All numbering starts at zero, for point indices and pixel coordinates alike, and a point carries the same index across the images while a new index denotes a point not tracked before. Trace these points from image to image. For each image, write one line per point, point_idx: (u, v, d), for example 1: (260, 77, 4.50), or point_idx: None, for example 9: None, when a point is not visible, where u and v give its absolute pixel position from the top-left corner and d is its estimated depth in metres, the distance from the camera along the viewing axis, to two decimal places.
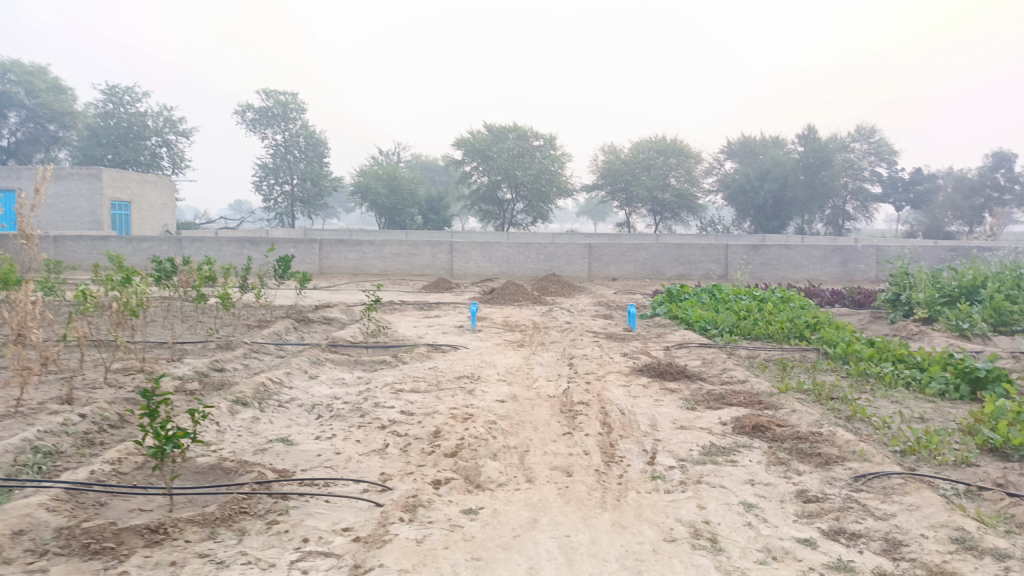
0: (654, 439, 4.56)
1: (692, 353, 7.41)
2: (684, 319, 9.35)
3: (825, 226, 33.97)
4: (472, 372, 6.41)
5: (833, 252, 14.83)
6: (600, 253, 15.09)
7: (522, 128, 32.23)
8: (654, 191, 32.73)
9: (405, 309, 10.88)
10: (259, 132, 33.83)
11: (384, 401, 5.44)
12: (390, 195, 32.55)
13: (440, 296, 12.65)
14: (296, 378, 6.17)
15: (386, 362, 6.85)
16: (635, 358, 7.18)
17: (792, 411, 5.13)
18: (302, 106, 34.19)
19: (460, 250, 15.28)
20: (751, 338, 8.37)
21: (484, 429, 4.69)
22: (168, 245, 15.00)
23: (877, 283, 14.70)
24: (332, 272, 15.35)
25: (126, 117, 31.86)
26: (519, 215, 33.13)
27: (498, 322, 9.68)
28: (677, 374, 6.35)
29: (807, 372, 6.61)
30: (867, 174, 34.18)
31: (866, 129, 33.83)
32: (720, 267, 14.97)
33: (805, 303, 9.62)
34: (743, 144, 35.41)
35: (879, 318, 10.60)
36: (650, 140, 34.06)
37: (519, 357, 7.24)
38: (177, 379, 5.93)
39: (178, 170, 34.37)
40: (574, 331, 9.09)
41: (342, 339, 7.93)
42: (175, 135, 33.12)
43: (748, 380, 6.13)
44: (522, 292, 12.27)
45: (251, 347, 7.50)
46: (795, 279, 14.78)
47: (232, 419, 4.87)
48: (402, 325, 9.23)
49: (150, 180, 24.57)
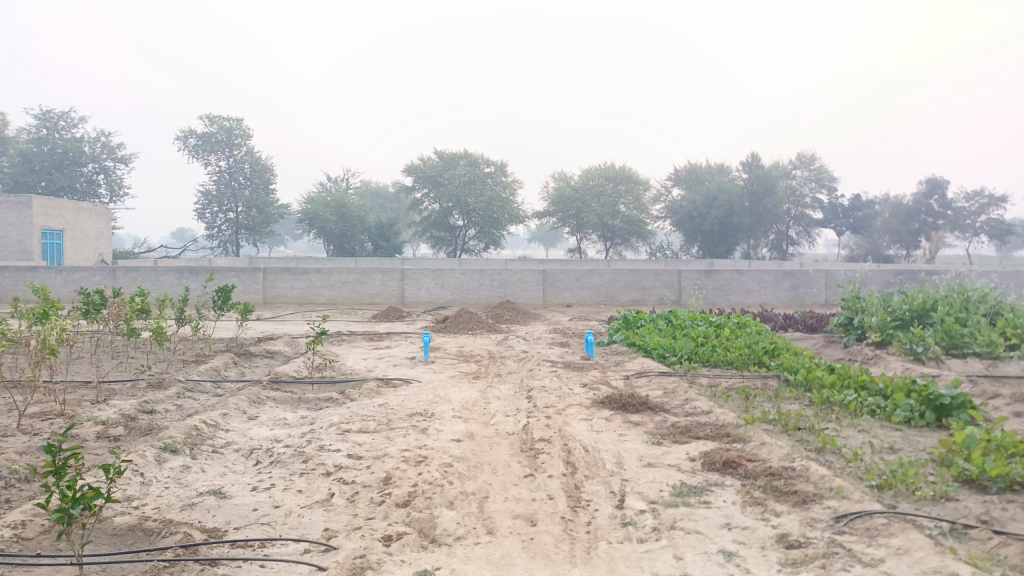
0: (621, 480, 4.27)
1: (652, 383, 7.19)
2: (642, 347, 9.16)
3: (770, 251, 34.65)
4: (425, 408, 6.04)
5: (783, 276, 14.94)
6: (554, 280, 14.90)
7: (473, 155, 32.15)
8: (605, 217, 32.92)
9: (354, 340, 10.43)
10: (203, 158, 32.91)
11: (330, 444, 5.03)
12: (339, 222, 31.93)
13: (390, 325, 12.22)
14: (233, 420, 5.70)
15: (332, 399, 6.43)
16: (595, 389, 6.91)
17: (761, 444, 4.92)
18: (247, 132, 33.42)
19: (411, 278, 14.89)
20: (711, 365, 8.20)
21: (438, 473, 4.33)
22: (101, 275, 14.21)
23: (827, 307, 14.85)
24: (277, 302, 14.76)
25: (61, 143, 30.61)
26: (471, 241, 32.86)
27: (452, 352, 9.32)
28: (639, 406, 6.09)
29: (771, 400, 6.43)
30: (809, 200, 35.09)
31: (807, 156, 34.81)
32: (673, 293, 14.92)
33: (761, 328, 9.53)
34: (690, 171, 36.02)
35: (832, 343, 10.61)
36: (599, 167, 34.36)
37: (474, 390, 6.90)
38: (100, 425, 5.40)
39: (116, 197, 33.11)
40: (531, 360, 8.79)
41: (285, 374, 7.46)
42: (113, 162, 31.94)
43: (712, 411, 5.91)
44: (476, 320, 11.94)
45: (186, 385, 6.97)
46: (747, 304, 14.82)
47: (159, 470, 4.40)
48: (351, 358, 8.79)
49: (85, 207, 23.52)
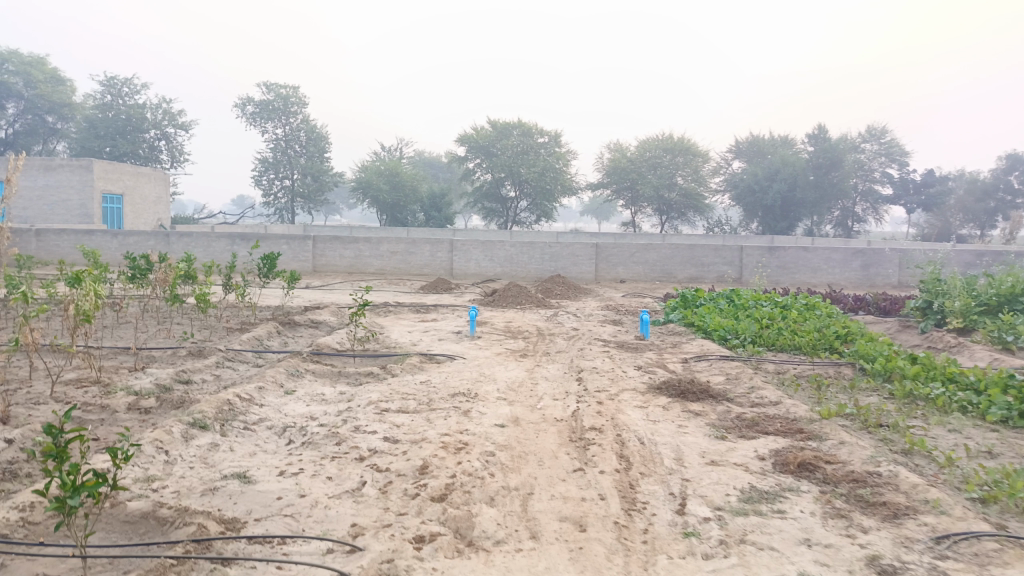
0: (682, 480, 3.83)
1: (713, 368, 6.68)
2: (701, 328, 8.62)
3: (834, 228, 33.20)
4: (469, 388, 5.68)
5: (853, 255, 14.08)
6: (608, 254, 14.36)
7: (526, 125, 31.53)
8: (661, 190, 31.97)
9: (401, 312, 10.16)
10: (259, 126, 33.10)
11: (366, 424, 4.73)
12: (392, 192, 31.82)
13: (438, 298, 11.93)
14: (269, 394, 5.44)
15: (373, 374, 6.13)
16: (651, 373, 6.45)
17: (840, 443, 4.39)
18: (303, 99, 33.45)
19: (460, 249, 14.55)
20: (776, 350, 7.64)
21: (479, 464, 3.96)
22: (155, 240, 14.30)
23: (899, 288, 13.95)
24: (326, 271, 14.64)
25: (124, 109, 31.17)
26: (523, 213, 32.41)
27: (500, 328, 8.95)
28: (699, 394, 5.61)
29: (845, 392, 5.87)
30: (878, 175, 33.41)
31: (877, 129, 33.09)
32: (733, 270, 14.22)
33: (832, 311, 8.88)
34: (751, 144, 34.67)
35: (908, 327, 9.86)
36: (656, 138, 33.32)
37: (522, 370, 6.51)
38: (132, 395, 5.21)
39: (176, 164, 33.70)
40: (582, 339, 8.36)
41: (327, 346, 7.20)
42: (174, 128, 32.43)
43: (781, 402, 5.39)
44: (526, 294, 11.54)
45: (226, 354, 6.78)
46: (812, 284, 14.04)
47: (186, 449, 4.16)
48: (395, 330, 8.51)
49: (144, 173, 23.89)
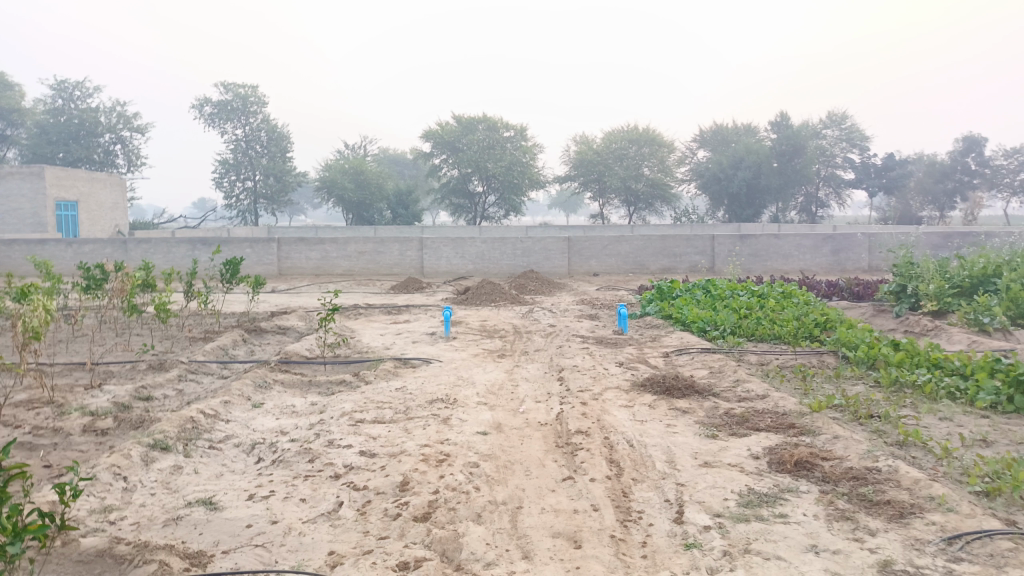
0: (676, 486, 3.65)
1: (696, 361, 6.54)
2: (679, 320, 8.50)
3: (798, 214, 33.52)
4: (447, 393, 5.45)
5: (823, 240, 14.11)
6: (580, 248, 14.20)
7: (491, 119, 31.25)
8: (628, 181, 31.97)
9: (372, 314, 9.87)
10: (219, 127, 32.29)
11: (340, 437, 4.48)
12: (357, 190, 31.31)
13: (410, 297, 11.66)
14: (235, 408, 5.15)
15: (345, 382, 5.86)
16: (633, 369, 6.28)
17: (834, 438, 4.26)
18: (263, 98, 32.72)
19: (430, 247, 14.25)
20: (756, 340, 7.54)
21: (463, 477, 3.74)
22: (112, 247, 13.77)
23: (870, 272, 14.01)
24: (292, 274, 14.25)
25: (77, 113, 30.19)
26: (491, 208, 32.12)
27: (474, 327, 8.72)
28: (685, 390, 5.45)
29: (831, 382, 5.77)
30: (840, 161, 33.79)
31: (838, 115, 33.50)
32: (706, 260, 14.15)
33: (809, 298, 8.81)
34: (716, 133, 34.85)
35: (882, 312, 9.86)
36: (622, 129, 33.30)
37: (501, 371, 6.30)
38: (88, 416, 4.88)
39: (134, 168, 32.76)
40: (559, 336, 8.17)
41: (296, 353, 6.90)
42: (130, 131, 31.51)
43: (769, 395, 5.25)
44: (499, 291, 11.32)
45: (189, 366, 6.45)
46: (785, 271, 14.04)
47: (146, 474, 3.87)
48: (366, 334, 8.23)
49: (99, 178, 23.11)
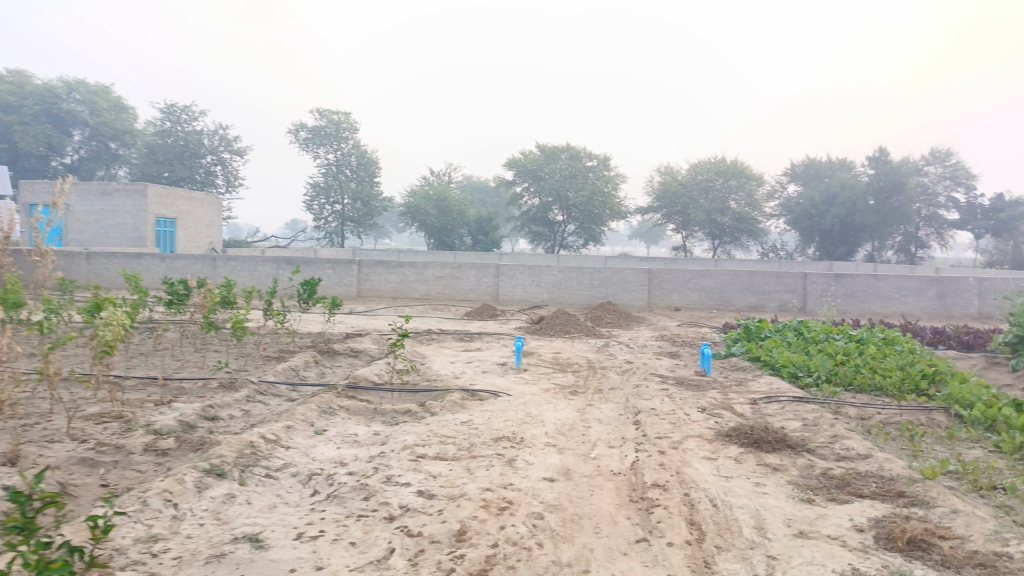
0: (767, 559, 3.21)
1: (787, 411, 6.01)
2: (768, 363, 7.94)
3: (895, 254, 31.69)
4: (515, 431, 5.15)
5: (927, 283, 13.11)
6: (661, 281, 13.72)
7: (575, 148, 31.09)
8: (713, 214, 31.12)
9: (444, 340, 9.70)
10: (312, 151, 33.43)
11: (399, 473, 4.24)
12: (440, 216, 31.69)
13: (484, 325, 11.47)
14: (297, 434, 5.01)
15: (411, 412, 5.65)
16: (717, 416, 5.81)
17: (953, 512, 3.71)
18: (355, 125, 33.75)
19: (507, 274, 14.08)
20: (855, 390, 6.92)
21: (525, 529, 3.43)
22: (202, 264, 14.25)
23: (980, 320, 12.90)
24: (369, 296, 14.35)
25: (182, 135, 31.91)
26: (571, 237, 31.85)
27: (548, 360, 8.40)
28: (776, 443, 4.96)
29: (944, 444, 5.14)
30: (943, 199, 31.85)
31: (941, 151, 31.67)
32: (797, 299, 13.36)
33: (914, 346, 8.08)
34: (808, 167, 33.55)
35: (997, 365, 8.95)
36: (708, 161, 32.51)
37: (573, 409, 5.95)
38: (152, 434, 4.83)
39: (231, 188, 34.29)
40: (637, 374, 7.75)
41: (364, 378, 6.76)
42: (229, 154, 33.05)
43: (872, 456, 4.70)
44: (575, 322, 10.98)
45: (258, 387, 6.40)
46: (883, 314, 13.11)
47: (198, 502, 3.73)
48: (437, 361, 8.05)
49: (197, 197, 24.20)
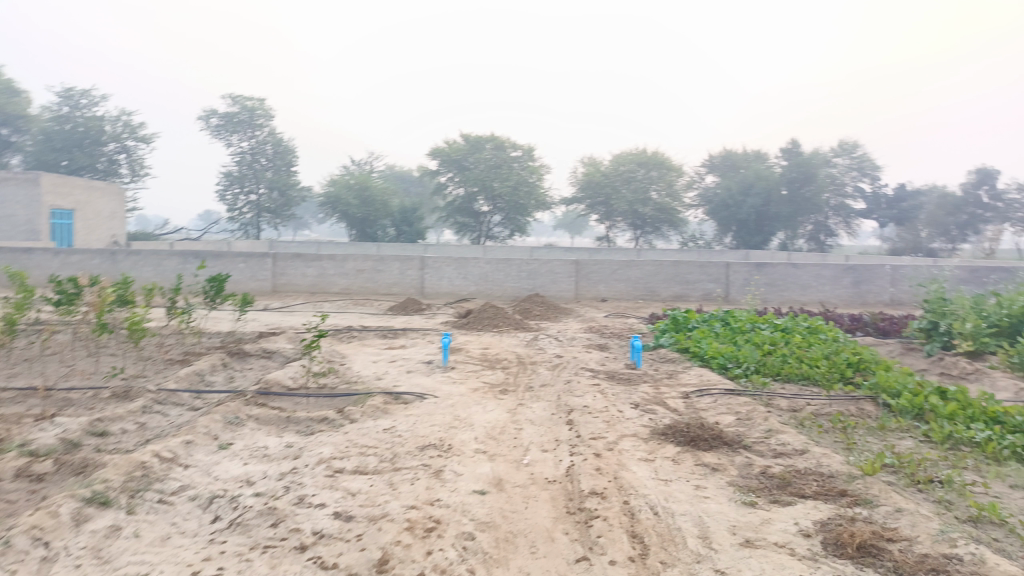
0: (715, 574, 2.98)
1: (720, 405, 5.89)
2: (697, 354, 7.86)
3: (807, 242, 32.89)
4: (441, 437, 4.80)
5: (843, 271, 13.46)
6: (588, 271, 13.59)
7: (499, 138, 30.76)
8: (636, 205, 31.44)
9: (366, 338, 9.23)
10: (224, 139, 31.86)
11: (313, 492, 3.82)
12: (362, 206, 30.80)
13: (408, 320, 11.03)
14: (198, 451, 4.51)
15: (327, 419, 5.21)
16: (651, 413, 5.62)
17: (896, 511, 3.59)
18: (270, 112, 32.33)
19: (432, 267, 13.64)
20: (783, 380, 6.90)
21: (454, 554, 3.09)
22: (100, 259, 13.21)
23: (892, 306, 13.34)
24: (286, 291, 13.65)
25: (82, 122, 29.81)
26: (496, 228, 31.60)
27: (475, 356, 8.08)
28: (713, 441, 4.79)
29: (876, 436, 5.10)
30: (850, 190, 33.22)
31: (849, 143, 32.97)
32: (721, 288, 13.51)
33: (837, 334, 8.17)
34: (725, 158, 34.39)
35: (912, 351, 9.19)
36: (631, 152, 32.78)
37: (503, 410, 5.64)
38: (26, 457, 4.24)
39: (137, 178, 32.36)
40: (567, 369, 7.52)
41: (277, 382, 6.26)
42: (134, 141, 31.13)
43: (809, 452, 4.59)
44: (503, 315, 10.69)
45: (157, 396, 5.83)
46: (803, 302, 13.40)
47: (76, 538, 3.23)
48: (358, 361, 7.59)
49: (97, 186, 22.63)
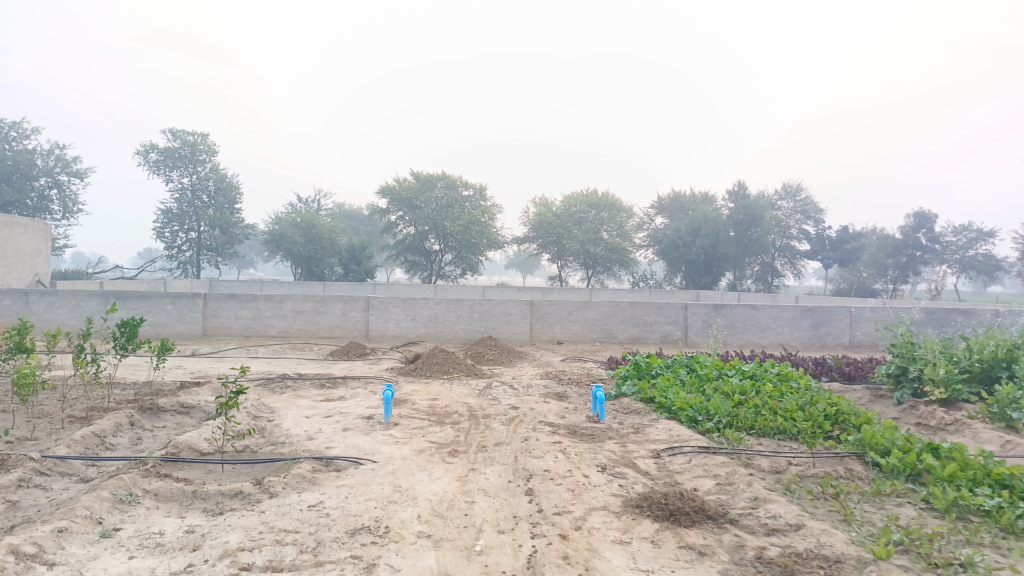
0: None
1: (695, 467, 5.27)
2: (663, 405, 7.26)
3: (755, 282, 33.16)
4: (378, 517, 4.03)
5: (802, 313, 13.19)
6: (543, 312, 12.99)
7: (451, 177, 30.25)
8: (587, 245, 31.19)
9: (302, 388, 8.35)
10: (163, 175, 30.45)
11: None
12: (308, 244, 29.82)
13: (350, 367, 10.19)
14: (72, 542, 3.63)
15: (242, 494, 4.38)
16: (621, 478, 4.96)
17: None
18: (213, 147, 31.11)
19: (378, 308, 12.84)
20: (758, 435, 6.33)
21: None
22: (12, 299, 12.07)
23: (851, 349, 13.09)
24: (219, 334, 12.67)
25: (11, 155, 28.17)
26: (447, 267, 30.89)
27: (422, 409, 7.30)
28: (694, 515, 4.14)
29: (874, 504, 4.54)
30: (795, 232, 33.79)
31: (792, 187, 33.63)
32: (679, 330, 13.10)
33: (809, 381, 7.69)
34: (674, 200, 34.69)
35: (881, 398, 8.78)
36: (582, 193, 32.70)
37: (451, 477, 4.90)
38: None
39: (70, 214, 30.69)
40: (524, 422, 6.82)
41: (187, 446, 5.37)
42: (68, 176, 29.60)
43: (806, 527, 3.98)
44: (453, 360, 9.95)
45: (39, 466, 4.89)
46: (763, 344, 13.03)
47: None
48: (289, 417, 6.73)
49: (18, 222, 21.14)
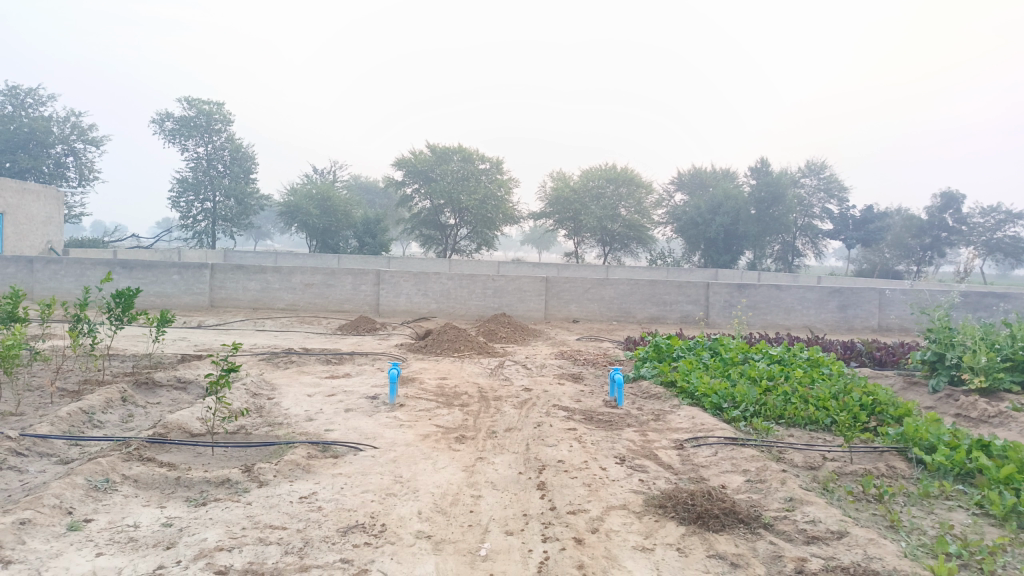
0: None
1: (722, 461, 4.84)
2: (686, 391, 6.82)
3: (775, 262, 32.45)
4: (374, 513, 3.65)
5: (829, 295, 12.66)
6: (559, 289, 12.54)
7: (467, 150, 29.71)
8: (604, 221, 30.56)
9: (306, 364, 8.00)
10: (178, 143, 30.12)
11: None
12: (322, 216, 29.45)
13: (358, 342, 9.84)
14: (36, 535, 3.28)
15: (229, 483, 4.02)
16: (641, 472, 4.55)
17: None
18: (228, 117, 30.66)
19: (389, 282, 12.47)
20: (787, 425, 5.89)
21: None
22: (17, 267, 11.83)
23: (878, 332, 12.56)
24: (226, 306, 12.38)
25: (26, 121, 27.93)
26: (462, 241, 30.40)
27: (430, 389, 6.91)
28: (725, 518, 3.73)
29: (922, 509, 4.10)
30: (817, 211, 33.00)
31: (816, 164, 32.75)
32: (700, 310, 12.62)
33: (842, 368, 7.21)
34: (694, 176, 33.92)
35: (916, 386, 8.29)
36: (600, 167, 32.01)
37: (457, 467, 4.51)
38: None
39: (85, 182, 30.50)
40: (537, 406, 6.42)
41: (176, 427, 5.02)
42: (83, 144, 29.34)
43: (850, 535, 3.56)
44: (465, 338, 9.56)
45: (16, 446, 4.55)
46: (787, 326, 12.53)
47: None
48: (289, 395, 6.38)
49: (30, 189, 20.91)
